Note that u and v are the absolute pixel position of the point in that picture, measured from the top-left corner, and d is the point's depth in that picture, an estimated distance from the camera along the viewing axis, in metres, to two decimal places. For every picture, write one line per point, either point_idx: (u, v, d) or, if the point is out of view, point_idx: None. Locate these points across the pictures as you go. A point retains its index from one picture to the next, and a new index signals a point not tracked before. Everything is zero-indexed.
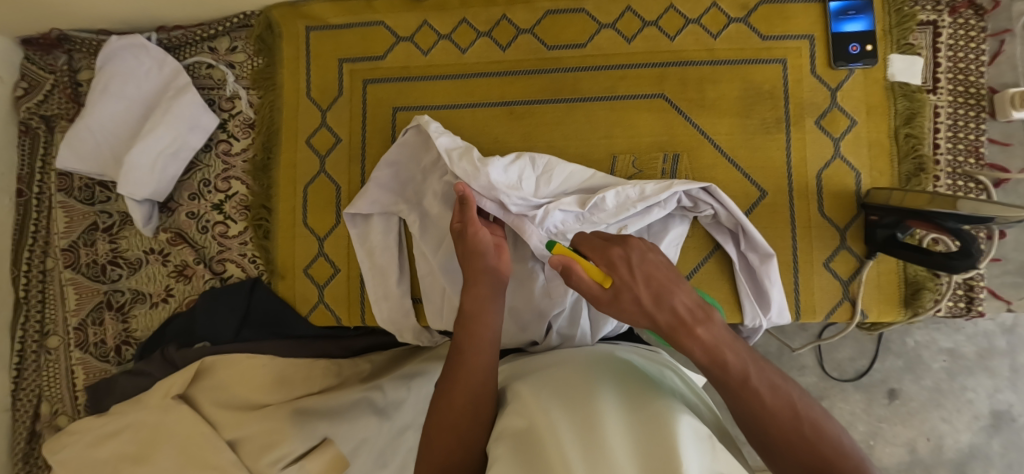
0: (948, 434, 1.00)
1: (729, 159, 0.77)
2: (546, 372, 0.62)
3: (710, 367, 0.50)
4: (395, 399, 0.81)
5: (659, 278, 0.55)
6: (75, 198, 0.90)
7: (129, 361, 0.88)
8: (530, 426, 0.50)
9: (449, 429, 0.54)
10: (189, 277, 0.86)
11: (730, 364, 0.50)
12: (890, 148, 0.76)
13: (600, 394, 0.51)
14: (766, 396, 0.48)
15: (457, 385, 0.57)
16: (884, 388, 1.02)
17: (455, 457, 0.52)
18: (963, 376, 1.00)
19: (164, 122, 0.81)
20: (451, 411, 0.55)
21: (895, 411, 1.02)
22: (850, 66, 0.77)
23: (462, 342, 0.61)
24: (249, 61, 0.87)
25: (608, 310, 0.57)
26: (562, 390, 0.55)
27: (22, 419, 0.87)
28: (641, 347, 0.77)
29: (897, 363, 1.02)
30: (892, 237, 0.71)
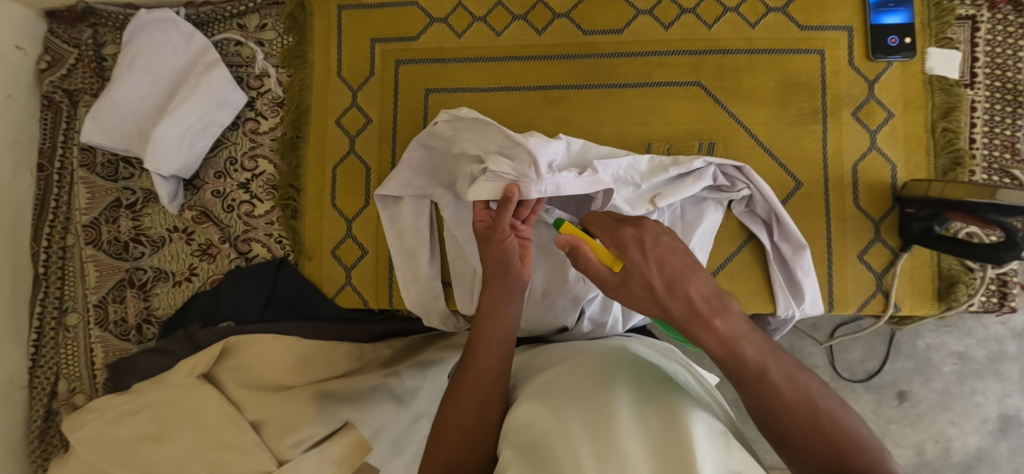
0: (957, 437, 1.00)
1: (765, 149, 0.76)
2: (557, 367, 0.59)
3: (725, 360, 0.47)
4: (413, 386, 0.80)
5: (672, 262, 0.51)
6: (98, 174, 0.89)
7: (150, 340, 0.87)
8: (537, 423, 0.48)
9: (456, 427, 0.52)
10: (214, 256, 0.85)
11: (746, 356, 0.47)
12: (927, 142, 0.76)
13: (608, 390, 0.49)
14: (782, 390, 0.46)
15: (466, 384, 0.56)
16: (893, 390, 1.02)
17: (462, 454, 0.51)
18: (973, 380, 1.00)
19: (192, 97, 0.80)
20: (458, 409, 0.54)
21: (904, 412, 1.01)
22: (888, 58, 0.76)
23: (476, 341, 0.60)
24: (279, 39, 0.86)
25: (615, 294, 0.53)
26: (571, 383, 0.52)
27: (39, 397, 0.86)
28: (657, 344, 0.74)
29: (907, 365, 1.02)
30: (927, 230, 0.70)
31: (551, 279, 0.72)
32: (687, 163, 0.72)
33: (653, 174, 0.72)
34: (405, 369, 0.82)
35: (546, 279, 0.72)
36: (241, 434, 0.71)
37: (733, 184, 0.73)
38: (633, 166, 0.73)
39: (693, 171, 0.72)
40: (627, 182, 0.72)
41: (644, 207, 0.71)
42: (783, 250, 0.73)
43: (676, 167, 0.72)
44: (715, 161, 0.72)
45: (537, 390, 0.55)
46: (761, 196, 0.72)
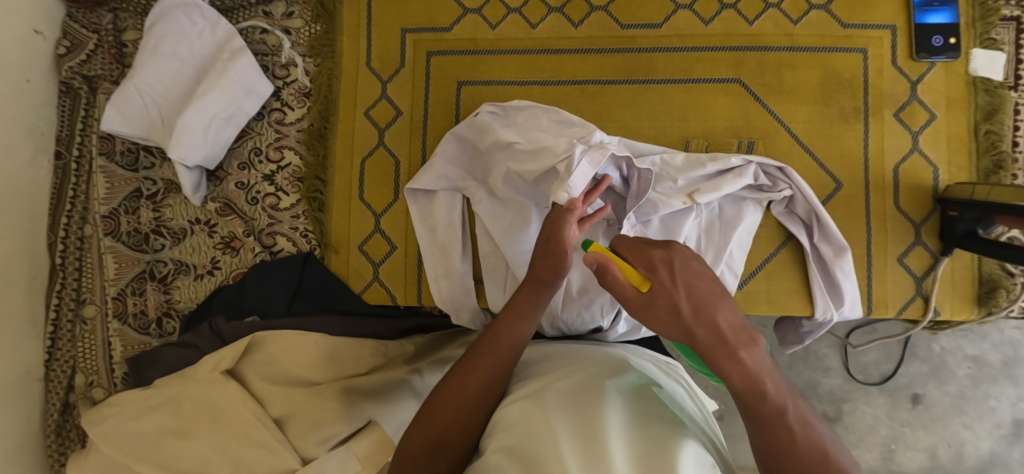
0: (970, 441, 0.99)
1: (806, 148, 0.75)
2: (560, 371, 0.57)
3: (738, 393, 0.40)
4: (433, 383, 0.79)
5: (703, 286, 0.41)
6: (117, 164, 0.86)
7: (171, 334, 0.85)
8: (525, 424, 0.46)
9: (452, 408, 0.51)
10: (237, 250, 0.83)
11: (765, 395, 0.39)
12: (969, 143, 0.75)
13: (605, 399, 0.48)
14: (797, 434, 0.38)
15: (475, 372, 0.53)
16: (908, 392, 1.01)
17: (452, 435, 0.49)
18: (987, 384, 0.99)
19: (219, 84, 0.78)
20: (458, 392, 0.52)
21: (918, 416, 1.00)
22: (932, 59, 0.75)
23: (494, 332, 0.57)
24: (306, 27, 0.84)
25: (637, 318, 0.43)
26: (572, 388, 0.51)
27: (55, 390, 0.84)
28: (659, 360, 0.71)
29: (921, 368, 1.01)
30: (972, 233, 0.68)
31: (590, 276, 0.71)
32: (727, 162, 0.71)
33: (690, 169, 0.71)
34: (426, 366, 0.80)
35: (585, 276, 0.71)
36: (266, 431, 0.69)
37: (774, 183, 0.72)
38: (667, 163, 0.72)
39: (734, 169, 0.71)
40: (662, 177, 0.71)
41: (679, 199, 0.70)
42: (824, 252, 0.71)
43: (712, 163, 0.71)
44: (757, 160, 0.71)
45: (526, 394, 0.52)
46: (802, 197, 0.71)
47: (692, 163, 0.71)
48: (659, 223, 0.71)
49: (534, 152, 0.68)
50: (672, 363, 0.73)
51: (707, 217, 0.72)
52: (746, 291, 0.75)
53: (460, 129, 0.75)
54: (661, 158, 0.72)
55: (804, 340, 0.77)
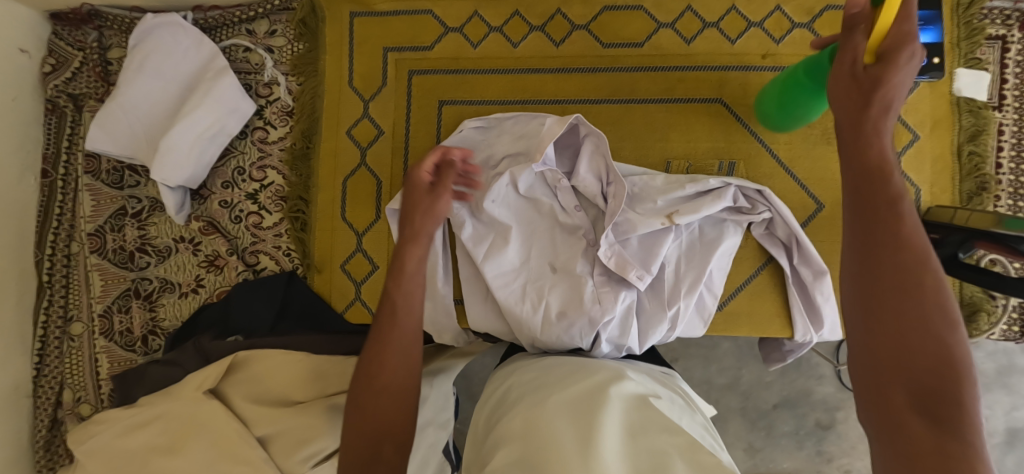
0: None
1: (787, 170, 0.75)
2: (559, 379, 0.56)
3: (859, 160, 0.43)
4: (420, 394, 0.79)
5: (899, 96, 0.43)
6: (103, 182, 0.87)
7: (156, 351, 0.85)
8: (528, 442, 0.45)
9: (379, 395, 0.53)
10: (221, 268, 0.83)
11: (893, 205, 0.40)
12: (952, 165, 0.74)
13: (603, 404, 0.47)
14: (908, 258, 0.37)
15: (385, 352, 0.55)
16: None
17: (388, 418, 0.53)
18: (981, 392, 0.98)
19: (203, 104, 0.78)
20: (376, 378, 0.54)
21: None
22: (915, 79, 0.74)
23: (390, 307, 0.58)
24: (289, 46, 0.84)
25: (834, 63, 0.47)
26: (572, 396, 0.50)
27: (44, 406, 0.85)
28: (655, 369, 0.72)
29: None
30: (954, 257, 0.67)
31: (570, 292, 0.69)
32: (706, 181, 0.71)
33: (669, 190, 0.71)
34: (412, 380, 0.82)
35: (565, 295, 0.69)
36: (252, 451, 0.70)
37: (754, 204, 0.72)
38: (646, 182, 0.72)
39: (712, 190, 0.71)
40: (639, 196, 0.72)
41: (658, 219, 0.69)
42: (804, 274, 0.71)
43: (690, 182, 0.71)
44: (738, 180, 0.70)
45: (531, 402, 0.52)
46: (782, 217, 0.70)
47: (669, 183, 0.71)
48: (637, 243, 0.71)
49: (518, 152, 0.72)
50: (670, 371, 0.72)
51: (686, 235, 0.72)
52: (727, 311, 0.76)
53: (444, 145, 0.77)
54: (641, 180, 0.73)
55: (786, 359, 0.77)
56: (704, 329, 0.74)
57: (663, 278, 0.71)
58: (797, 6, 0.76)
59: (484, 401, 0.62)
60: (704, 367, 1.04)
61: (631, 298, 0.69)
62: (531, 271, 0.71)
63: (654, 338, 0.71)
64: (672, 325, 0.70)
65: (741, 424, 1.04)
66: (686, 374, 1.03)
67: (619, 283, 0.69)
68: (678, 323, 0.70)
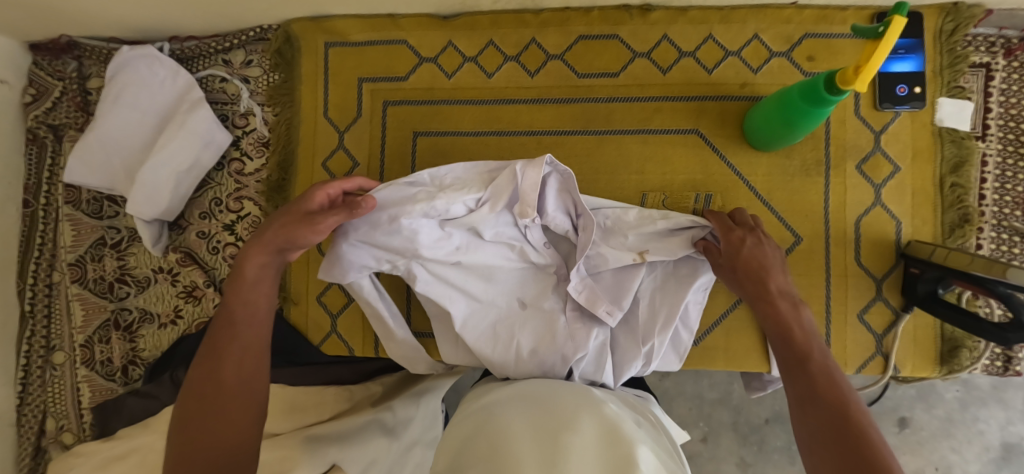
0: (957, 464, 0.97)
1: (764, 201, 0.74)
2: (517, 417, 0.46)
3: (759, 291, 0.61)
4: (405, 416, 0.78)
5: (765, 255, 0.63)
6: (83, 212, 0.87)
7: (136, 381, 0.86)
8: None
9: (226, 408, 0.52)
10: (199, 299, 0.83)
11: (788, 324, 0.59)
12: (934, 197, 0.72)
13: (566, 439, 0.41)
14: (805, 363, 0.55)
15: (230, 357, 0.55)
16: (895, 415, 0.99)
17: (235, 430, 0.52)
18: (976, 407, 0.96)
19: (178, 137, 0.78)
20: (218, 387, 0.53)
21: (905, 439, 0.98)
22: (897, 108, 0.73)
23: (230, 311, 0.57)
24: (266, 76, 0.84)
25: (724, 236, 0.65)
26: (539, 415, 0.45)
27: (27, 435, 0.87)
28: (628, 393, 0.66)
29: (908, 391, 0.99)
30: (933, 293, 0.67)
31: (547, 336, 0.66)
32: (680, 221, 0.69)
33: (641, 226, 0.68)
34: (398, 402, 0.79)
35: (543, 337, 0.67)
36: None
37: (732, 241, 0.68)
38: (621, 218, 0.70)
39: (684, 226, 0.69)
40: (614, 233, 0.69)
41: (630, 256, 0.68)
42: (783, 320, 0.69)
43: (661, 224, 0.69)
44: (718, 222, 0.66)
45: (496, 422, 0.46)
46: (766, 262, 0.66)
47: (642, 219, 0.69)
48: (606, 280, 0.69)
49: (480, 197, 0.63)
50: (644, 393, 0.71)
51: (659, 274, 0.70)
52: (704, 346, 0.75)
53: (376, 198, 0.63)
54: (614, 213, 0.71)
55: (767, 389, 0.76)
56: (680, 363, 0.74)
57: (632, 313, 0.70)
58: (775, 33, 0.74)
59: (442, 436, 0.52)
60: (695, 381, 1.03)
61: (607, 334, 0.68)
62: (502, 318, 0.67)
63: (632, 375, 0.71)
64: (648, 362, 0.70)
65: (733, 438, 1.02)
66: (675, 388, 1.03)
67: (591, 320, 0.68)
68: (652, 359, 0.69)
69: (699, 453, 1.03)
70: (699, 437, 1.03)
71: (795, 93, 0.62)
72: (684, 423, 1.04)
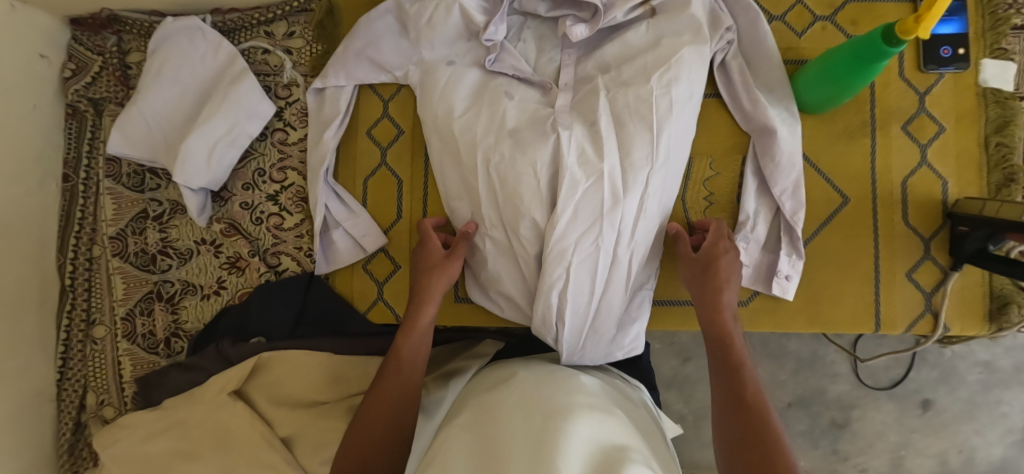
0: (981, 447, 1.09)
1: (812, 164, 0.74)
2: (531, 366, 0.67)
3: (711, 303, 0.63)
4: (438, 397, 0.79)
5: (732, 278, 0.64)
6: (124, 185, 0.87)
7: (179, 353, 0.85)
8: (484, 422, 0.54)
9: (390, 399, 0.61)
10: (243, 270, 0.83)
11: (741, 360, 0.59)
12: (979, 157, 0.73)
13: (573, 396, 0.56)
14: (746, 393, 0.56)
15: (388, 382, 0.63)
16: (918, 398, 1.11)
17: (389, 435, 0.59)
18: (999, 389, 1.09)
19: (221, 110, 0.78)
20: (394, 391, 0.61)
21: (928, 421, 1.11)
22: (941, 70, 0.74)
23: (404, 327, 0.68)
24: (308, 47, 0.85)
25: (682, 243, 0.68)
26: (538, 391, 0.57)
27: (67, 410, 0.86)
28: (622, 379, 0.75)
29: (931, 373, 1.11)
30: (982, 250, 0.67)
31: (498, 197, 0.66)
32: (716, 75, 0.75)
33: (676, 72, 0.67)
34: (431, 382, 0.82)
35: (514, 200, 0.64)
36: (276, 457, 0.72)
37: (744, 118, 0.74)
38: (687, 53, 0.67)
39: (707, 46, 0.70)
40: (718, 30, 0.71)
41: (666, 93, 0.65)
42: (781, 269, 0.72)
43: (713, 38, 0.71)
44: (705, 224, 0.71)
45: (481, 408, 0.58)
46: (777, 138, 0.70)
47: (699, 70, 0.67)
48: (633, 118, 0.64)
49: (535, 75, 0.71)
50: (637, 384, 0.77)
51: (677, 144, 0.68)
52: (752, 308, 0.75)
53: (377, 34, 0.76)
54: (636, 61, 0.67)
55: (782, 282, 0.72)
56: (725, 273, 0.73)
57: (631, 170, 0.62)
58: None
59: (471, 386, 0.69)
60: None
61: (589, 177, 0.62)
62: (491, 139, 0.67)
63: (555, 289, 0.63)
64: (573, 266, 0.62)
65: None
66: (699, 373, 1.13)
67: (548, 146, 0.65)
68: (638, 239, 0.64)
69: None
70: None
71: (849, 53, 0.63)
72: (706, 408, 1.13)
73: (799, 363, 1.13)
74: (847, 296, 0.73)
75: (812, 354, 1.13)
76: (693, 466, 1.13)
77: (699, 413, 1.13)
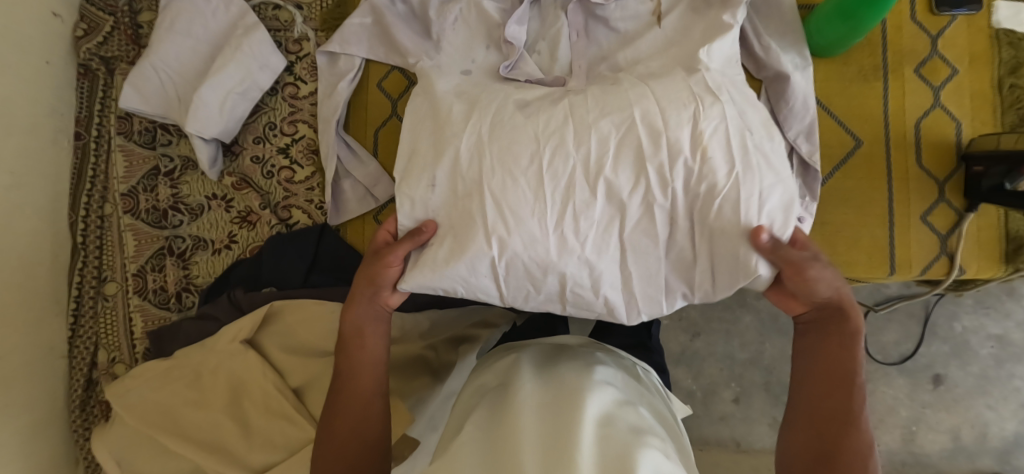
0: (994, 422, 1.08)
1: (824, 108, 0.74)
2: (533, 361, 0.61)
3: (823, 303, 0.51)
4: (449, 361, 0.83)
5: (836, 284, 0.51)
6: (135, 142, 0.88)
7: (190, 308, 0.86)
8: (491, 419, 0.47)
9: (351, 419, 0.56)
10: (254, 224, 0.84)
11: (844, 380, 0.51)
12: (993, 99, 0.73)
13: (588, 388, 0.49)
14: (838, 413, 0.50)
15: (342, 407, 0.57)
16: (930, 373, 1.10)
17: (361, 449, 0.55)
18: (1011, 364, 1.08)
19: (234, 59, 0.79)
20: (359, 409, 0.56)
21: (940, 396, 1.09)
22: (953, 12, 0.74)
23: (347, 341, 0.60)
24: (319, 3, 0.86)
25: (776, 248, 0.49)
26: (548, 387, 0.51)
27: (79, 367, 0.86)
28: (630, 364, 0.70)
29: (943, 347, 1.10)
30: (998, 188, 0.66)
31: (469, 172, 0.50)
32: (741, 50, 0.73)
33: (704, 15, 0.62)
34: (441, 343, 0.85)
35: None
36: (288, 403, 0.73)
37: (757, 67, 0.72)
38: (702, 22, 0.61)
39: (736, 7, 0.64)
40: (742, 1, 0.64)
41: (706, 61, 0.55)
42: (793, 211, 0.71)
43: None
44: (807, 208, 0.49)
45: (491, 401, 0.52)
46: (790, 84, 0.69)
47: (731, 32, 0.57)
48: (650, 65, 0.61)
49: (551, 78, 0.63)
50: (649, 370, 0.74)
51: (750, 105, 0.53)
52: None
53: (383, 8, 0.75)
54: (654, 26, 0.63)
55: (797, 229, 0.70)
56: None
57: None
58: None
59: (473, 382, 0.64)
60: (726, 342, 1.12)
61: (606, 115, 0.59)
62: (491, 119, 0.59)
63: (558, 269, 0.48)
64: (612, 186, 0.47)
65: (766, 398, 1.11)
66: (709, 348, 1.12)
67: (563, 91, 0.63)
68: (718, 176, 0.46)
69: (732, 413, 1.11)
70: (732, 398, 1.12)
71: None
72: (716, 383, 1.12)
73: None
74: (861, 239, 0.73)
75: None
76: (704, 443, 1.11)
77: (708, 390, 1.12)
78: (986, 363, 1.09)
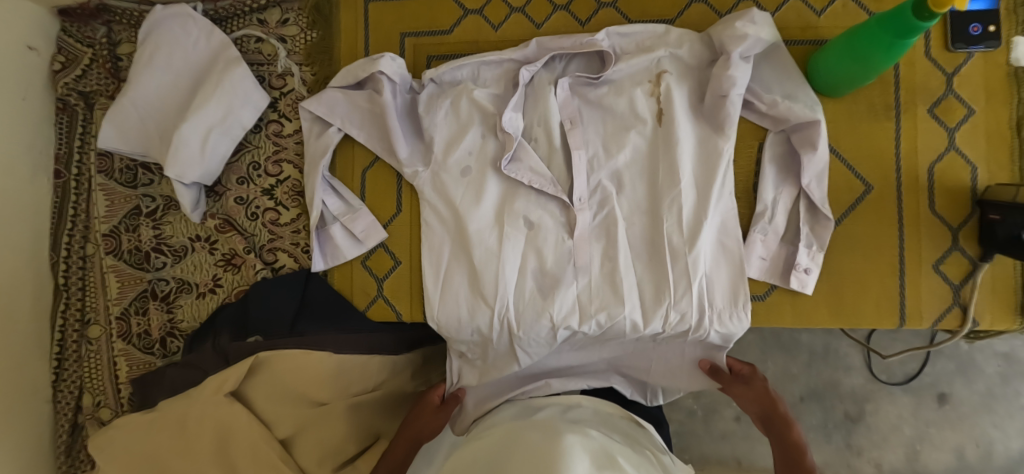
0: (999, 440, 1.05)
1: (830, 149, 0.71)
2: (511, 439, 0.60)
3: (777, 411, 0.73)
4: None
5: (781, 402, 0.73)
6: (116, 181, 0.85)
7: (175, 354, 0.84)
8: None
9: None
10: (239, 267, 0.81)
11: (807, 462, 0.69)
12: (1010, 139, 0.69)
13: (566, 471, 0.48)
14: None
15: None
16: (934, 391, 1.07)
17: None
18: (1017, 380, 1.05)
19: (215, 96, 0.76)
20: None
21: (945, 414, 1.06)
22: (970, 49, 0.70)
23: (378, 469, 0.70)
24: (302, 34, 0.83)
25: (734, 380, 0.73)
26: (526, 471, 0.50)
27: (63, 412, 0.83)
28: (632, 426, 0.70)
29: (948, 365, 1.08)
30: (1014, 238, 0.62)
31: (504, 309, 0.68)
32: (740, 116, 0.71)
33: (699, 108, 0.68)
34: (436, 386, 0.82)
35: (535, 240, 0.69)
36: (276, 456, 0.72)
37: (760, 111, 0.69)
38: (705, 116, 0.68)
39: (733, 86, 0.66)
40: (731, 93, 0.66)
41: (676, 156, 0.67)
42: (799, 262, 0.68)
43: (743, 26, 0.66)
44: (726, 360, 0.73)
45: None
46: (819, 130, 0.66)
47: (718, 154, 0.67)
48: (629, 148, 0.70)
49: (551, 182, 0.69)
50: (646, 424, 0.71)
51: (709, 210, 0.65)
52: (770, 302, 0.71)
53: (388, 102, 0.72)
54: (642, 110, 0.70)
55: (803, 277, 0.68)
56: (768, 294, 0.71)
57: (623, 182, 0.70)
58: None
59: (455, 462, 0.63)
60: None
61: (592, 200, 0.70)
62: (506, 224, 0.70)
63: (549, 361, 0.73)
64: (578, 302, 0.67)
65: None
66: None
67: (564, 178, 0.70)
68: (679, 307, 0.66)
69: (733, 432, 1.09)
70: (733, 416, 1.09)
71: (875, 25, 0.59)
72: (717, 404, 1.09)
73: (812, 356, 1.09)
74: (870, 288, 0.70)
75: (825, 347, 1.09)
76: (705, 462, 1.09)
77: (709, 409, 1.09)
78: (993, 380, 1.06)
